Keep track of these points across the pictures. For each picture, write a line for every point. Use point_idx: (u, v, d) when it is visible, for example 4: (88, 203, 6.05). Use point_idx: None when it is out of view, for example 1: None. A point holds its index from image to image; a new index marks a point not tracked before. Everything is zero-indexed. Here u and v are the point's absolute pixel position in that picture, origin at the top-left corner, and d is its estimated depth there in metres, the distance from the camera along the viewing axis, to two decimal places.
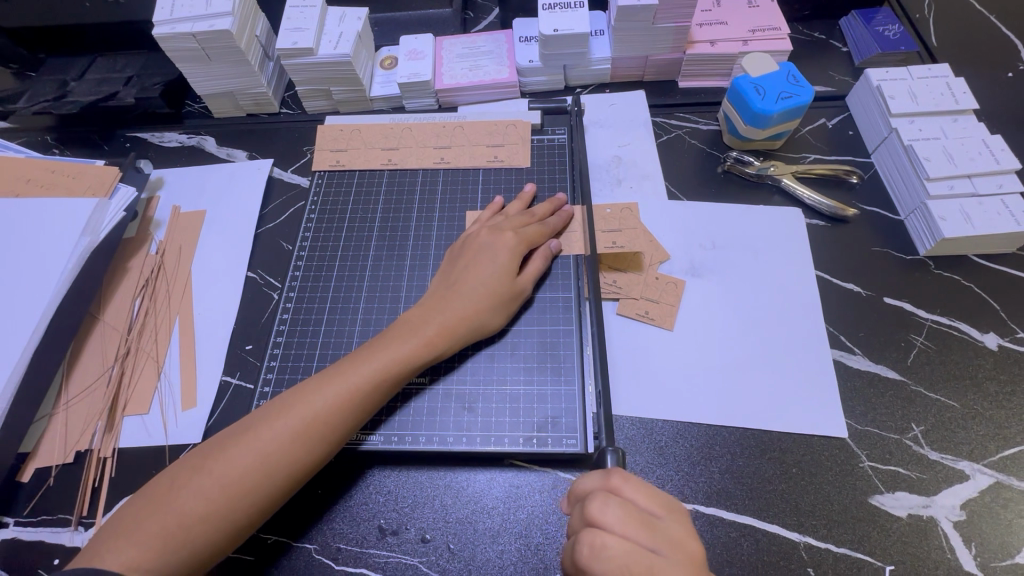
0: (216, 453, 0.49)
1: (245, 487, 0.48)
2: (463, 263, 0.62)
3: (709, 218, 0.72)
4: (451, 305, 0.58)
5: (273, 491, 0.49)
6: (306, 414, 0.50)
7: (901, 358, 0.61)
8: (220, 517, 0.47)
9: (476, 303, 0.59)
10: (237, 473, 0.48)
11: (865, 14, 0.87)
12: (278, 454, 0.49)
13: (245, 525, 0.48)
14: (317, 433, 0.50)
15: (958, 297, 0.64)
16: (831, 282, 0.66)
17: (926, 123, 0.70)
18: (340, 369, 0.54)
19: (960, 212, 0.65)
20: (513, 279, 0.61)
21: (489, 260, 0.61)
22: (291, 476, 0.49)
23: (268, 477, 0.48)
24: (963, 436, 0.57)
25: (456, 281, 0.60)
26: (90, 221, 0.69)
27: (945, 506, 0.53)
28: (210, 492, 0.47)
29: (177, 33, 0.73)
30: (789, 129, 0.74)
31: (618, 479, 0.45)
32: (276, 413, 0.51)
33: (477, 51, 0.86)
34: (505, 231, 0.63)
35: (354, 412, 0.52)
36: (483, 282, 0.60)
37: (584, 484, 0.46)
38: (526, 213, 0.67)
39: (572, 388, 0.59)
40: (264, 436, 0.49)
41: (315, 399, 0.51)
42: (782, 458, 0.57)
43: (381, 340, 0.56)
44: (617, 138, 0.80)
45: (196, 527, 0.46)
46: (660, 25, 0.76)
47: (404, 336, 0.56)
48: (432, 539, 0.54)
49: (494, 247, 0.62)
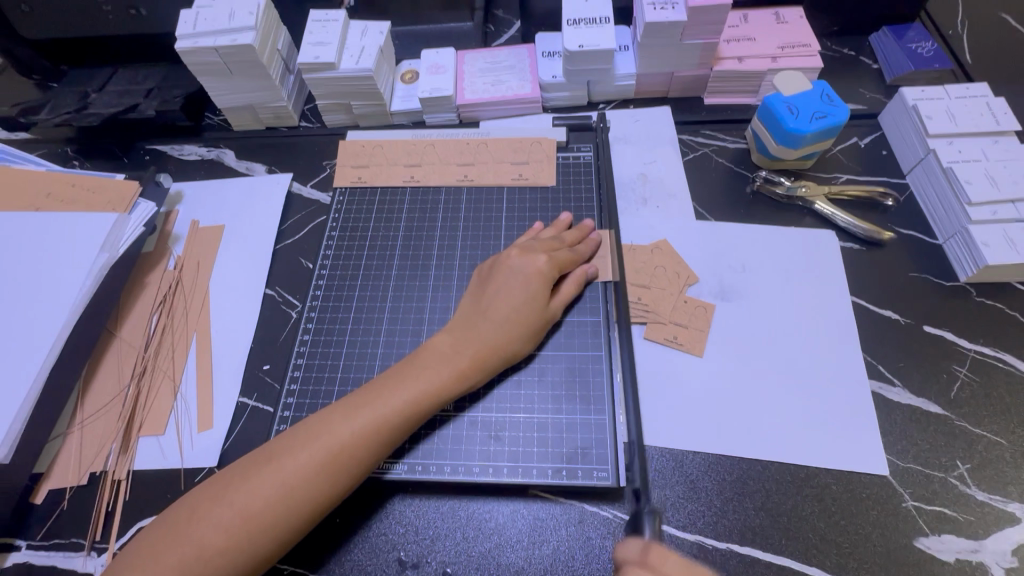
0: (239, 480, 0.48)
1: (265, 518, 0.46)
2: (496, 287, 0.59)
3: (738, 241, 0.70)
4: (482, 336, 0.56)
5: (294, 523, 0.47)
6: (331, 446, 0.49)
7: (943, 391, 0.58)
8: (238, 549, 0.46)
9: (508, 332, 0.57)
10: (259, 504, 0.46)
11: (897, 31, 0.85)
12: (301, 486, 0.47)
13: (265, 558, 0.47)
14: (341, 466, 0.49)
15: (1002, 326, 0.62)
16: (868, 309, 0.64)
17: (966, 144, 0.68)
18: (366, 398, 0.52)
19: (1004, 238, 0.62)
20: (545, 306, 0.59)
21: (520, 286, 0.58)
22: (311, 509, 0.48)
23: (290, 511, 0.47)
24: (1012, 477, 0.54)
25: (486, 306, 0.58)
26: (109, 237, 0.68)
27: (995, 551, 0.51)
28: (231, 522, 0.46)
29: (200, 48, 0.73)
30: (820, 149, 0.72)
31: (657, 557, 0.40)
32: (301, 441, 0.49)
33: (499, 66, 0.85)
34: (534, 255, 0.60)
35: (381, 444, 0.50)
36: (514, 309, 0.57)
37: (620, 556, 0.42)
38: (555, 237, 0.64)
39: (602, 417, 0.57)
40: (287, 466, 0.48)
41: (341, 429, 0.50)
42: (820, 495, 0.54)
43: (409, 368, 0.54)
44: (642, 155, 0.78)
45: (214, 558, 0.45)
46: (687, 42, 0.75)
47: (434, 365, 0.54)
48: (454, 573, 0.52)
49: (527, 272, 0.59)
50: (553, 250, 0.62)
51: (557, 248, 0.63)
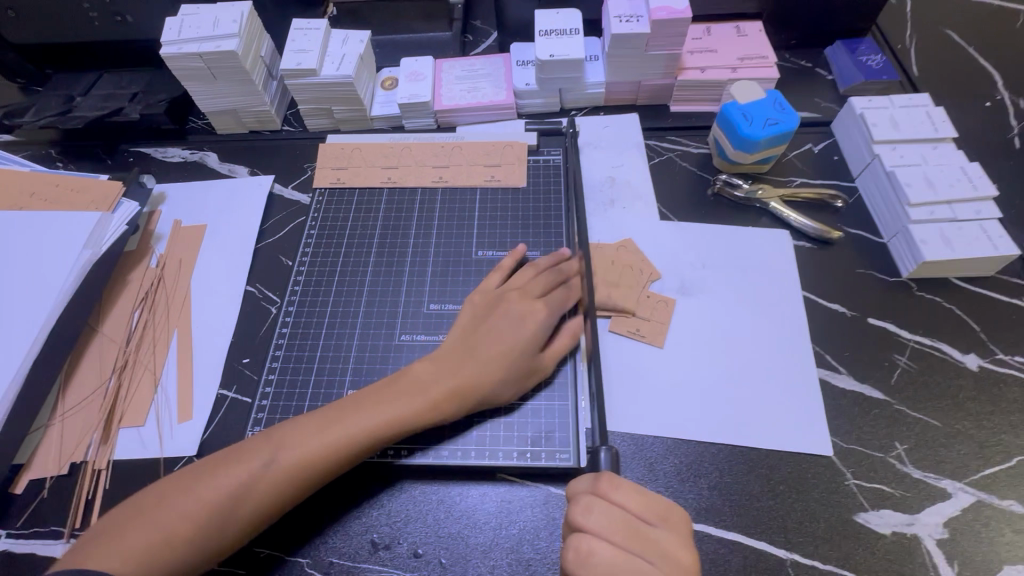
0: (210, 474, 0.50)
1: (228, 512, 0.49)
2: (486, 325, 0.60)
3: (698, 239, 0.74)
4: (469, 369, 0.57)
5: (254, 518, 0.50)
6: (302, 455, 0.51)
7: (885, 378, 0.63)
8: (199, 538, 0.48)
9: (494, 375, 0.57)
10: (226, 498, 0.49)
11: (849, 44, 0.90)
12: (267, 487, 0.50)
13: (224, 549, 0.49)
14: (309, 474, 0.51)
15: (940, 319, 0.66)
16: (818, 303, 0.68)
17: (908, 149, 0.73)
18: (342, 414, 0.54)
19: (940, 236, 0.67)
20: (536, 355, 0.59)
21: (512, 328, 0.59)
22: (274, 506, 0.50)
23: (254, 508, 0.49)
24: (945, 455, 0.58)
25: (476, 343, 0.59)
26: (92, 235, 0.70)
27: (928, 524, 0.54)
28: (195, 512, 0.48)
29: (184, 53, 0.75)
30: (775, 154, 0.76)
31: (607, 485, 0.47)
32: (274, 444, 0.52)
33: (475, 74, 0.89)
34: (535, 299, 0.62)
35: (349, 458, 0.53)
36: (504, 354, 0.58)
37: (572, 489, 0.49)
38: (552, 277, 0.64)
39: (565, 403, 0.60)
40: (257, 467, 0.50)
41: (314, 440, 0.52)
42: (769, 475, 0.58)
43: (389, 390, 0.56)
44: (611, 159, 0.82)
45: (175, 544, 0.47)
46: (651, 53, 0.79)
47: (412, 391, 0.56)
48: (424, 554, 0.55)
49: (520, 316, 0.60)
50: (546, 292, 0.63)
51: (563, 291, 0.64)
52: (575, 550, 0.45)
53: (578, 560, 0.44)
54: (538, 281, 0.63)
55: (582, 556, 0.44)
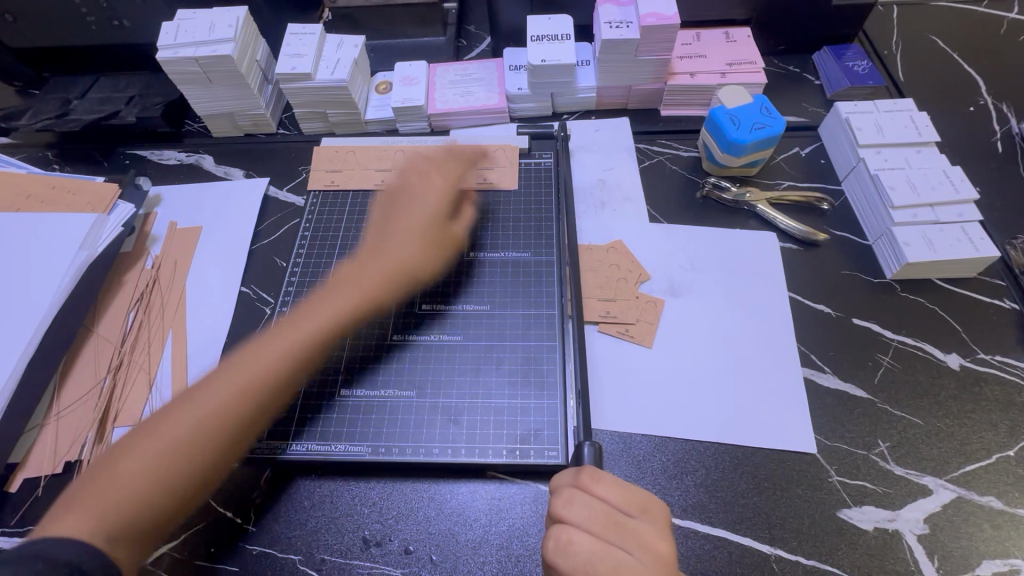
0: (164, 417, 0.53)
1: (192, 441, 0.51)
2: (396, 214, 0.68)
3: (687, 241, 0.75)
4: (389, 251, 0.65)
5: (219, 443, 0.52)
6: (252, 373, 0.55)
7: (868, 377, 0.64)
8: (173, 476, 0.50)
9: (411, 250, 0.66)
10: (186, 431, 0.52)
11: (837, 50, 0.91)
12: (225, 410, 0.53)
13: (199, 477, 0.52)
14: (262, 387, 0.55)
15: (923, 319, 0.68)
16: (804, 304, 0.69)
17: (892, 154, 0.74)
18: (281, 330, 0.59)
19: (923, 238, 0.68)
20: (444, 228, 0.70)
21: (421, 206, 0.68)
22: (237, 430, 0.54)
23: (216, 432, 0.52)
24: (926, 453, 0.59)
25: (389, 227, 0.67)
26: (88, 237, 0.71)
27: (909, 520, 0.55)
28: (159, 452, 0.50)
29: (180, 58, 0.76)
30: (763, 157, 0.77)
31: (588, 478, 0.48)
32: (221, 373, 0.55)
33: (468, 78, 0.90)
34: (433, 177, 0.71)
35: (298, 363, 0.57)
36: (415, 233, 0.67)
37: (556, 483, 0.50)
38: (452, 175, 0.73)
39: (554, 402, 0.61)
40: (210, 395, 0.53)
41: (259, 358, 0.56)
42: (755, 473, 0.59)
43: (322, 295, 0.62)
44: (601, 162, 0.84)
45: (146, 485, 0.49)
46: (641, 58, 0.80)
47: (343, 287, 0.62)
48: (415, 550, 0.55)
49: (427, 198, 0.69)
50: (447, 177, 0.73)
51: (455, 175, 0.73)
52: (555, 540, 0.46)
53: (557, 550, 0.45)
54: (435, 170, 0.72)
55: (561, 545, 0.45)
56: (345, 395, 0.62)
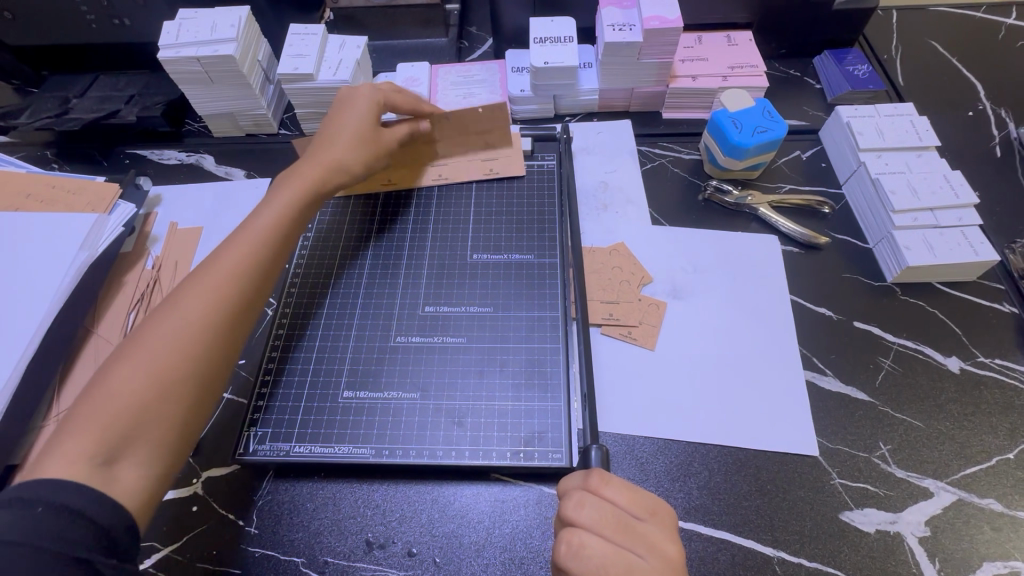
0: (141, 332, 0.51)
1: (177, 341, 0.51)
2: (330, 127, 0.70)
3: (688, 243, 0.75)
4: (328, 157, 0.68)
5: (208, 337, 0.52)
6: (222, 268, 0.56)
7: (869, 380, 0.64)
8: (170, 379, 0.49)
9: (345, 151, 0.68)
10: (169, 333, 0.51)
11: (837, 54, 0.92)
12: (204, 305, 0.53)
13: (196, 377, 0.50)
14: (236, 278, 0.56)
15: (923, 322, 0.68)
16: (806, 307, 0.70)
17: (893, 158, 0.75)
18: (239, 232, 0.60)
19: (923, 243, 0.69)
20: (376, 132, 0.71)
21: (353, 114, 0.70)
22: (224, 323, 0.53)
23: (202, 325, 0.52)
24: (927, 455, 0.60)
25: (326, 139, 0.69)
26: (89, 237, 0.71)
27: (910, 522, 0.56)
28: (147, 361, 0.49)
29: (182, 57, 0.76)
30: (765, 161, 0.78)
31: (597, 481, 0.48)
32: (190, 280, 0.55)
33: (470, 79, 0.90)
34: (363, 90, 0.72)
35: (265, 251, 0.59)
36: (349, 138, 0.69)
37: (565, 486, 0.50)
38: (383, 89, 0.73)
39: (558, 404, 0.61)
40: (185, 299, 0.53)
41: (224, 256, 0.57)
42: (757, 475, 0.59)
43: (273, 198, 0.64)
44: (604, 165, 0.84)
45: (140, 392, 0.48)
46: (643, 61, 0.81)
47: (291, 189, 0.64)
48: (419, 553, 0.55)
49: (355, 104, 0.71)
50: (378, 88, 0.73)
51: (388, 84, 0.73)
52: (567, 544, 0.46)
53: (569, 554, 0.45)
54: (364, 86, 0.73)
55: (573, 549, 0.45)
56: (349, 398, 0.62)
